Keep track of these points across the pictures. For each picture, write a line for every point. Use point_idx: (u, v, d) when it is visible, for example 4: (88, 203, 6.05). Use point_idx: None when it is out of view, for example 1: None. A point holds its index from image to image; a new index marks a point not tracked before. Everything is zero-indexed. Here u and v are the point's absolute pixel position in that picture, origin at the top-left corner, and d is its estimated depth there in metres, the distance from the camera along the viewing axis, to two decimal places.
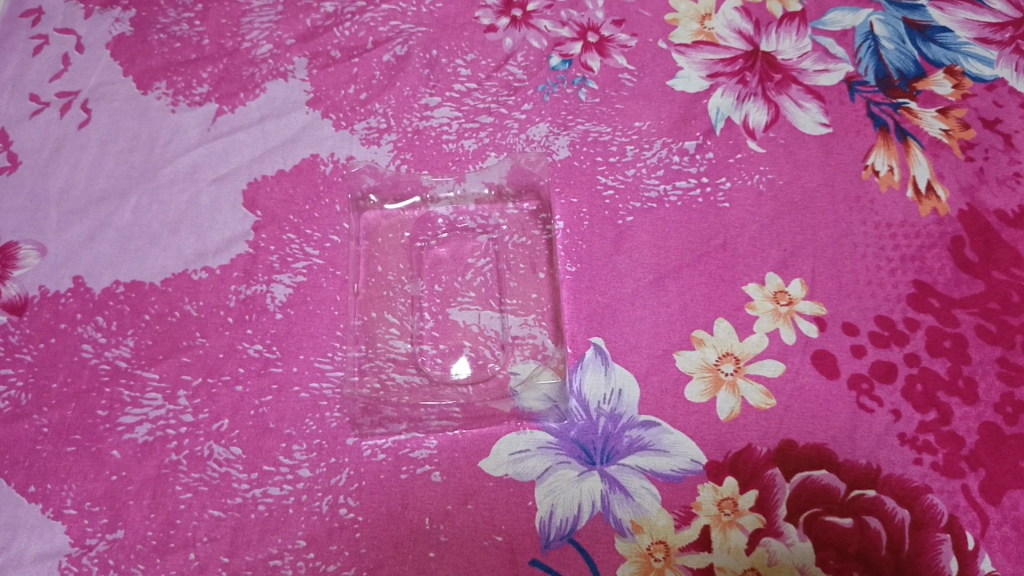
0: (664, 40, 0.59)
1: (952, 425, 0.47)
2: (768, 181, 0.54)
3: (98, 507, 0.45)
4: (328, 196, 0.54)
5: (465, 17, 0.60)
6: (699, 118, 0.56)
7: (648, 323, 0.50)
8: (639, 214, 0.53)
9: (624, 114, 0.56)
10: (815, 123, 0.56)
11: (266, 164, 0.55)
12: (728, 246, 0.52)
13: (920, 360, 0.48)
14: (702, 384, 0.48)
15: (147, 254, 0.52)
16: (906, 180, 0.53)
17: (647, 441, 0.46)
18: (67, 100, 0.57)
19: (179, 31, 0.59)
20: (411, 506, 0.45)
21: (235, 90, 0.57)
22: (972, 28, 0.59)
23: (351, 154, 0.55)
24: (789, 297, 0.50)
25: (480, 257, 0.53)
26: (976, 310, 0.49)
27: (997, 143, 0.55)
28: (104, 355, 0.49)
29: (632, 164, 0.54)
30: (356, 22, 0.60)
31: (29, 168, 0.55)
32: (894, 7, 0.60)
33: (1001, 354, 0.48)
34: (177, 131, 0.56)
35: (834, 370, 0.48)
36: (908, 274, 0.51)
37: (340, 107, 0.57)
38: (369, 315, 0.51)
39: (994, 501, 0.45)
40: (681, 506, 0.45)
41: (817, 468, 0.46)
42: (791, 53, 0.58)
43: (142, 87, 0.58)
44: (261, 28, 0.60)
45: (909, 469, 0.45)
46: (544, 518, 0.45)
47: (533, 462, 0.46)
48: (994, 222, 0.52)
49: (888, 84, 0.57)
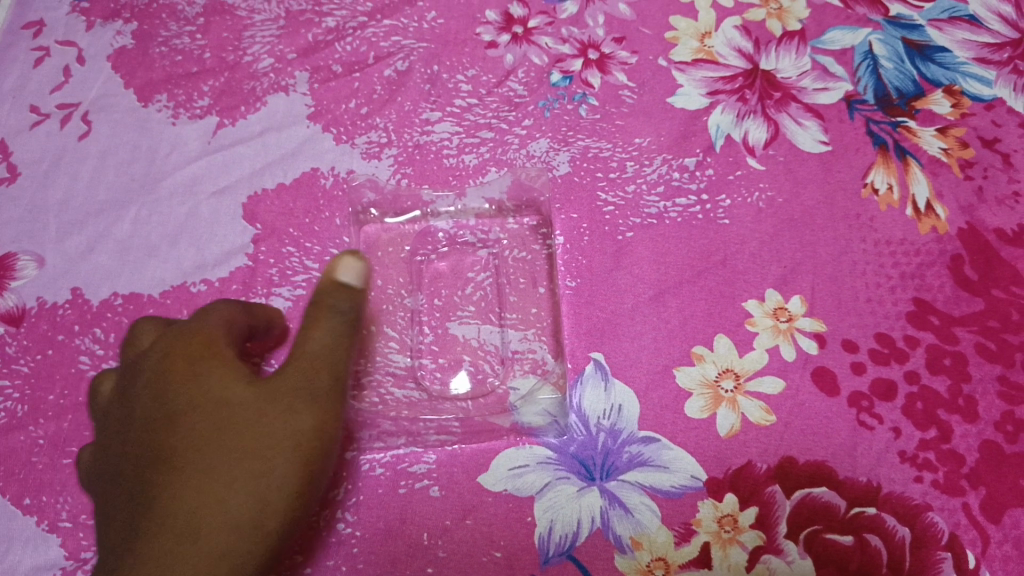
0: (665, 58, 0.59)
1: (952, 444, 0.47)
2: (768, 199, 0.54)
3: (93, 520, 0.45)
4: (328, 210, 0.54)
5: (467, 33, 0.60)
6: (700, 135, 0.56)
7: (648, 339, 0.50)
8: (639, 230, 0.53)
9: (625, 130, 0.56)
10: (815, 140, 0.56)
11: (266, 177, 0.55)
12: (729, 262, 0.52)
13: (920, 377, 0.48)
14: (702, 401, 0.48)
15: (146, 266, 0.52)
16: (905, 198, 0.54)
17: (647, 457, 0.46)
18: (67, 111, 0.57)
19: (180, 44, 0.59)
20: (409, 522, 0.45)
21: (236, 103, 0.57)
22: (971, 48, 0.59)
23: (352, 168, 0.55)
24: (788, 313, 0.50)
25: (480, 272, 0.54)
26: (976, 328, 0.49)
27: (995, 162, 0.55)
28: (102, 367, 0.49)
29: (632, 179, 0.54)
30: (358, 37, 0.60)
31: (29, 179, 0.55)
32: (893, 26, 0.60)
33: (1001, 372, 0.48)
34: (177, 144, 0.56)
35: (834, 388, 0.48)
36: (908, 292, 0.51)
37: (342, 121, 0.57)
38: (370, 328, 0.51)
39: (994, 520, 0.45)
40: (681, 523, 0.45)
41: (818, 485, 0.46)
42: (790, 72, 0.58)
43: (143, 99, 0.58)
44: (263, 41, 0.59)
45: (909, 487, 0.46)
46: (543, 534, 0.45)
47: (533, 477, 0.46)
48: (993, 241, 0.52)
49: (887, 103, 0.57)
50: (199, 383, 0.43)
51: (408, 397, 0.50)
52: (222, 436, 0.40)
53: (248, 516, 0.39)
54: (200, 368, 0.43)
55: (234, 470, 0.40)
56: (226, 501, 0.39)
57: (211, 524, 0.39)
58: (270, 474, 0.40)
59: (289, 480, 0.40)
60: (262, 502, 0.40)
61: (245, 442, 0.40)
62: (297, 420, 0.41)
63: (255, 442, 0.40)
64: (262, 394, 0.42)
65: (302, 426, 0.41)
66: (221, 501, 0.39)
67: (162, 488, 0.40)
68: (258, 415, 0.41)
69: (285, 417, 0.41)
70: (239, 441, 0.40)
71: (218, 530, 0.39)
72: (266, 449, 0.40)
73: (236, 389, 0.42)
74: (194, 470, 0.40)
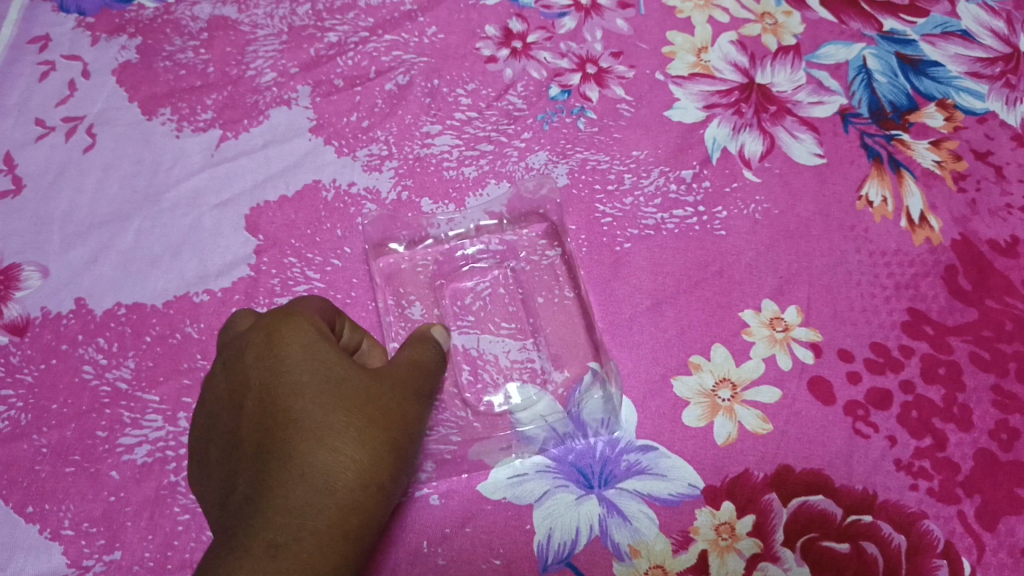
0: (661, 72, 0.60)
1: (947, 452, 0.47)
2: (764, 211, 0.54)
3: (95, 528, 0.45)
4: (329, 221, 0.55)
5: (466, 48, 0.61)
6: (696, 148, 0.57)
7: (645, 348, 0.50)
8: (637, 241, 0.53)
9: (622, 143, 0.57)
10: (810, 153, 0.56)
11: (268, 189, 0.56)
12: (725, 273, 0.52)
13: (915, 386, 0.49)
14: (699, 409, 0.48)
15: (149, 277, 0.53)
16: (899, 210, 0.54)
17: (645, 465, 0.47)
18: (73, 124, 0.58)
19: (184, 59, 0.60)
20: (409, 530, 0.46)
21: (239, 117, 0.58)
22: (964, 62, 0.60)
23: (353, 180, 0.56)
24: (784, 323, 0.51)
25: (480, 282, 0.55)
26: (970, 337, 0.50)
27: (988, 174, 0.56)
28: (105, 376, 0.49)
29: (630, 192, 0.55)
30: (359, 52, 0.61)
31: (34, 192, 0.56)
32: (886, 41, 0.61)
33: (995, 381, 0.49)
34: (181, 156, 0.57)
35: (830, 397, 0.48)
36: (903, 302, 0.51)
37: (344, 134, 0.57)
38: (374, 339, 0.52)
39: (989, 528, 0.45)
40: (679, 531, 0.45)
41: (814, 493, 0.46)
42: (785, 86, 0.59)
43: (147, 113, 0.58)
44: (265, 56, 0.60)
45: (904, 495, 0.46)
46: (542, 542, 0.45)
47: (532, 485, 0.46)
48: (986, 251, 0.53)
49: (881, 116, 0.58)
50: (341, 365, 0.43)
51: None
52: (376, 409, 0.42)
53: (347, 499, 0.39)
54: (314, 337, 0.44)
55: (362, 427, 0.41)
56: (351, 458, 0.39)
57: (325, 478, 0.38)
58: (395, 431, 0.42)
59: (401, 444, 0.43)
60: (391, 448, 0.42)
61: (368, 414, 0.41)
62: (405, 402, 0.44)
63: (374, 416, 0.42)
64: (374, 373, 0.44)
65: (415, 406, 0.45)
66: (361, 438, 0.40)
67: (287, 480, 0.38)
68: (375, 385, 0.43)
69: (392, 394, 0.44)
70: (391, 405, 0.43)
71: (320, 501, 0.38)
72: (378, 421, 0.42)
73: (349, 366, 0.43)
74: (310, 436, 0.39)
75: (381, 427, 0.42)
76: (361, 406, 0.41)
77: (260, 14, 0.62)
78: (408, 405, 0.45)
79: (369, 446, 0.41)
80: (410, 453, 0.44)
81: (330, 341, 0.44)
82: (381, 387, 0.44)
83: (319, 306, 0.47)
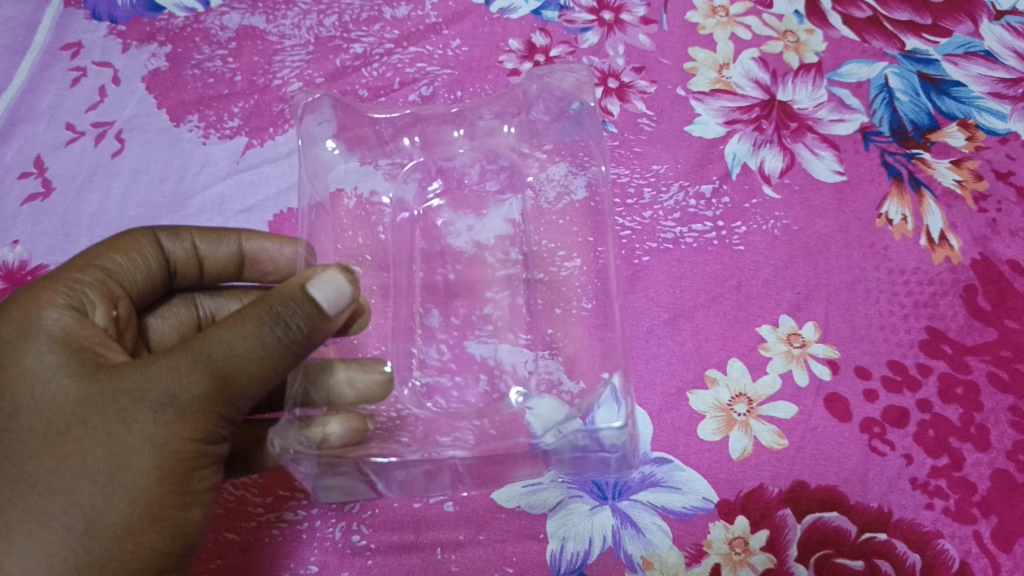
0: (682, 88, 0.60)
1: (964, 471, 0.47)
2: (783, 227, 0.55)
3: None
4: (351, 229, 0.55)
5: (490, 61, 0.62)
6: (716, 162, 0.57)
7: (662, 361, 0.51)
8: (655, 254, 0.54)
9: (642, 157, 0.57)
10: (830, 171, 0.57)
11: (292, 197, 0.57)
12: (743, 287, 0.53)
13: (933, 405, 0.49)
14: (715, 423, 0.48)
15: None
16: (919, 228, 0.54)
17: (659, 478, 0.47)
18: (102, 130, 0.59)
19: (213, 67, 0.61)
20: (423, 537, 0.46)
21: (265, 125, 0.59)
22: (986, 83, 0.60)
23: (375, 189, 0.57)
24: (802, 339, 0.51)
25: (499, 291, 0.55)
26: (989, 358, 0.50)
27: (1009, 195, 0.56)
28: None
29: (649, 206, 0.56)
30: (384, 63, 0.61)
31: (62, 195, 0.57)
32: (909, 61, 0.61)
33: (1013, 402, 0.49)
34: (207, 163, 0.58)
35: (846, 413, 0.49)
36: (921, 320, 0.51)
37: (356, 124, 0.56)
38: (400, 345, 0.54)
39: (1005, 548, 0.45)
40: (692, 544, 0.46)
41: (828, 509, 0.46)
42: (807, 103, 0.59)
43: (175, 119, 0.59)
44: (292, 66, 0.61)
45: (920, 514, 0.46)
46: (556, 551, 0.46)
47: (546, 495, 0.47)
48: (1006, 271, 0.53)
49: (902, 134, 0.58)
50: (51, 391, 0.37)
51: (400, 412, 0.51)
52: (40, 458, 0.36)
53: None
54: (36, 348, 0.38)
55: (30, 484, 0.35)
56: (14, 556, 0.34)
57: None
58: (93, 493, 0.35)
59: (122, 513, 0.35)
60: (86, 524, 0.35)
61: (50, 477, 0.35)
62: (148, 432, 0.36)
63: (71, 477, 0.35)
64: (93, 394, 0.36)
65: (164, 429, 0.36)
66: (47, 521, 0.35)
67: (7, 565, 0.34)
68: (50, 394, 0.37)
69: (123, 431, 0.36)
70: (96, 451, 0.35)
71: None
72: (78, 482, 0.35)
73: (67, 390, 0.37)
74: (36, 514, 0.35)
75: (51, 492, 0.35)
76: (46, 464, 0.35)
77: (287, 24, 0.63)
78: (212, 408, 0.37)
79: (48, 529, 0.35)
80: (162, 503, 0.36)
81: (69, 351, 0.38)
82: (107, 420, 0.36)
83: (78, 280, 0.42)
